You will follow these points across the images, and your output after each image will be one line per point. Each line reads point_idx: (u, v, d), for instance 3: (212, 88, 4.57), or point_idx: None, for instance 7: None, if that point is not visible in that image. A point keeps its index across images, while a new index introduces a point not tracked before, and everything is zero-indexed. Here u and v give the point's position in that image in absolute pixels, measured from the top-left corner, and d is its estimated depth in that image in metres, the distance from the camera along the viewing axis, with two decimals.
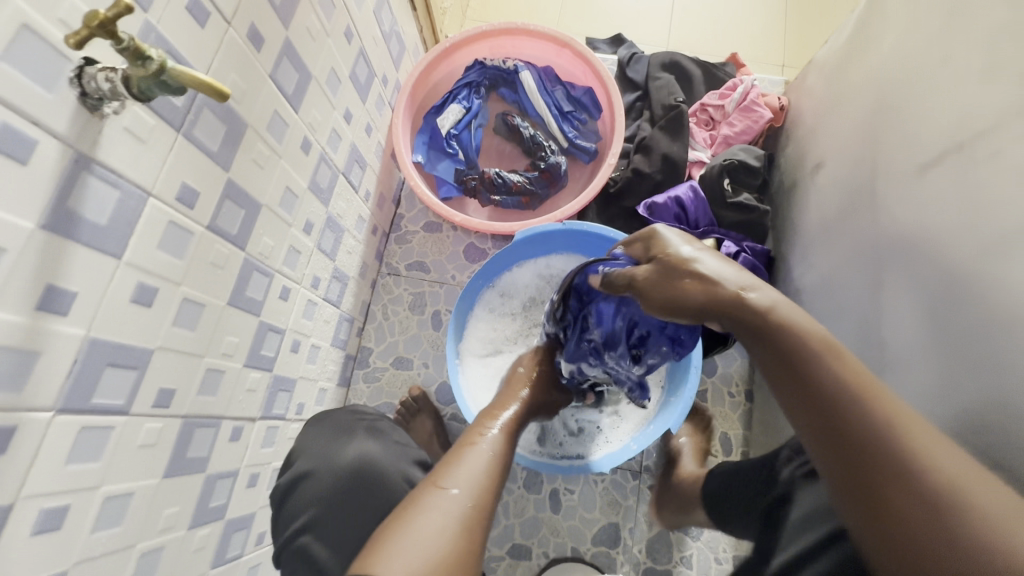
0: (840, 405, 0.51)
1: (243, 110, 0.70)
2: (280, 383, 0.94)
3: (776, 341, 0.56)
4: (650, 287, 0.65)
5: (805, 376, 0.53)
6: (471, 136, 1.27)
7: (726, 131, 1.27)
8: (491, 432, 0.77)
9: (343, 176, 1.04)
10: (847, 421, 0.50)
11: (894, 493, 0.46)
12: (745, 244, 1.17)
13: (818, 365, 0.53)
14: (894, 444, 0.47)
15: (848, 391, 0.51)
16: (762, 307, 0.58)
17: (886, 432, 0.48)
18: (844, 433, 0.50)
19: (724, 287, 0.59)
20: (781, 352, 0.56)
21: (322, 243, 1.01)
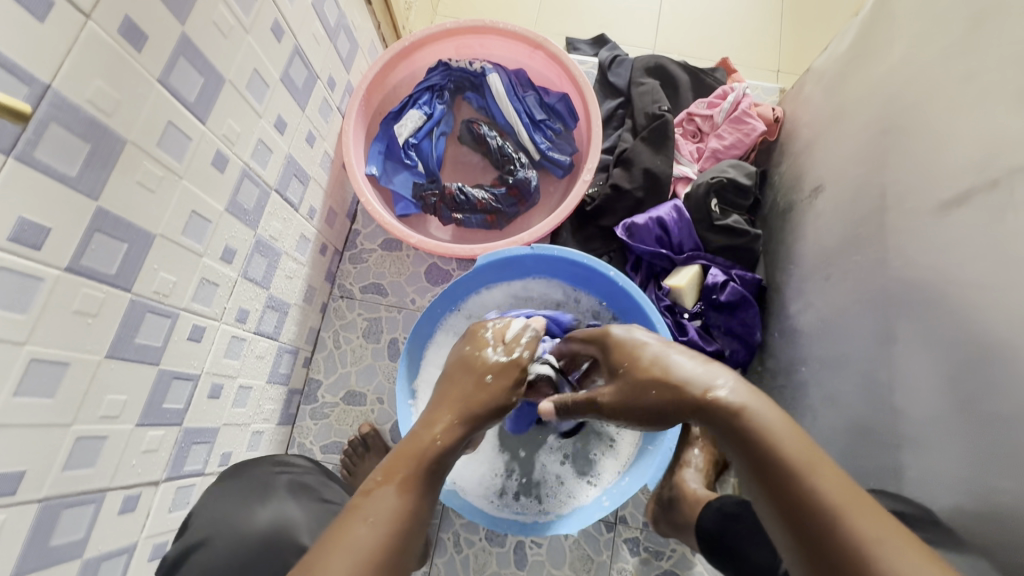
0: (811, 522, 0.47)
1: (116, 124, 0.57)
2: (195, 436, 0.81)
3: (745, 445, 0.53)
4: (613, 394, 0.69)
5: (776, 484, 0.50)
6: (432, 145, 1.15)
7: (715, 144, 1.15)
8: (404, 471, 0.58)
9: (277, 193, 0.91)
10: (819, 540, 0.46)
11: None
12: (733, 272, 1.06)
13: (792, 474, 0.49)
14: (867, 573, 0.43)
15: (821, 508, 0.47)
16: (730, 407, 0.55)
17: (858, 561, 0.44)
18: (815, 551, 0.46)
19: (693, 387, 0.58)
20: (752, 458, 0.52)
21: (249, 271, 0.87)
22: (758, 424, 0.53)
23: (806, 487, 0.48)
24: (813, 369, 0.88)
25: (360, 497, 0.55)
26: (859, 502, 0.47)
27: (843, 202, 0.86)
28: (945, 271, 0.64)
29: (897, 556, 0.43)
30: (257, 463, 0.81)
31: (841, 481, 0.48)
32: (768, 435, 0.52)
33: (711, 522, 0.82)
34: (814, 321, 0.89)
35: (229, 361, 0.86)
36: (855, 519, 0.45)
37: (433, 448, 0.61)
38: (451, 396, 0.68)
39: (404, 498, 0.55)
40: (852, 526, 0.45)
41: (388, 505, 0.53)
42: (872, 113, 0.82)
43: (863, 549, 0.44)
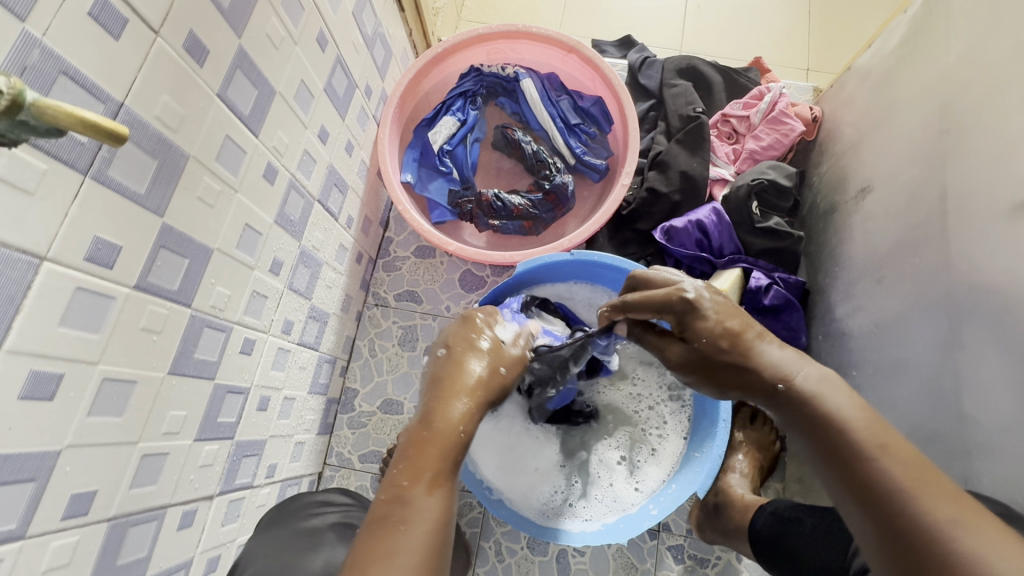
0: (880, 502, 0.46)
1: (180, 140, 0.56)
2: (245, 449, 0.81)
3: (819, 431, 0.52)
4: (682, 368, 0.65)
5: (843, 469, 0.49)
6: (466, 151, 1.14)
7: (752, 146, 1.13)
8: (430, 472, 0.55)
9: (319, 203, 0.90)
10: (888, 518, 0.45)
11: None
12: (776, 275, 1.04)
13: (858, 455, 0.49)
14: (938, 551, 0.42)
15: (891, 486, 0.46)
16: (807, 392, 0.55)
17: (931, 540, 0.43)
18: (884, 531, 0.45)
19: (768, 373, 0.58)
20: (823, 440, 0.52)
21: (294, 282, 0.87)
22: (827, 408, 0.53)
23: (875, 467, 0.48)
24: (867, 374, 0.86)
25: (390, 505, 0.53)
26: (927, 481, 0.46)
27: (896, 203, 0.84)
28: (1020, 275, 0.63)
29: (973, 536, 0.42)
30: (298, 506, 0.79)
31: (911, 460, 0.47)
32: (837, 418, 0.52)
33: (766, 526, 0.80)
34: (865, 324, 0.88)
35: (275, 374, 0.86)
36: (923, 498, 0.45)
37: (458, 439, 0.59)
38: (460, 385, 0.63)
39: (443, 502, 0.54)
40: (926, 505, 0.44)
41: (425, 509, 0.52)
42: (929, 113, 0.81)
43: (934, 525, 0.43)
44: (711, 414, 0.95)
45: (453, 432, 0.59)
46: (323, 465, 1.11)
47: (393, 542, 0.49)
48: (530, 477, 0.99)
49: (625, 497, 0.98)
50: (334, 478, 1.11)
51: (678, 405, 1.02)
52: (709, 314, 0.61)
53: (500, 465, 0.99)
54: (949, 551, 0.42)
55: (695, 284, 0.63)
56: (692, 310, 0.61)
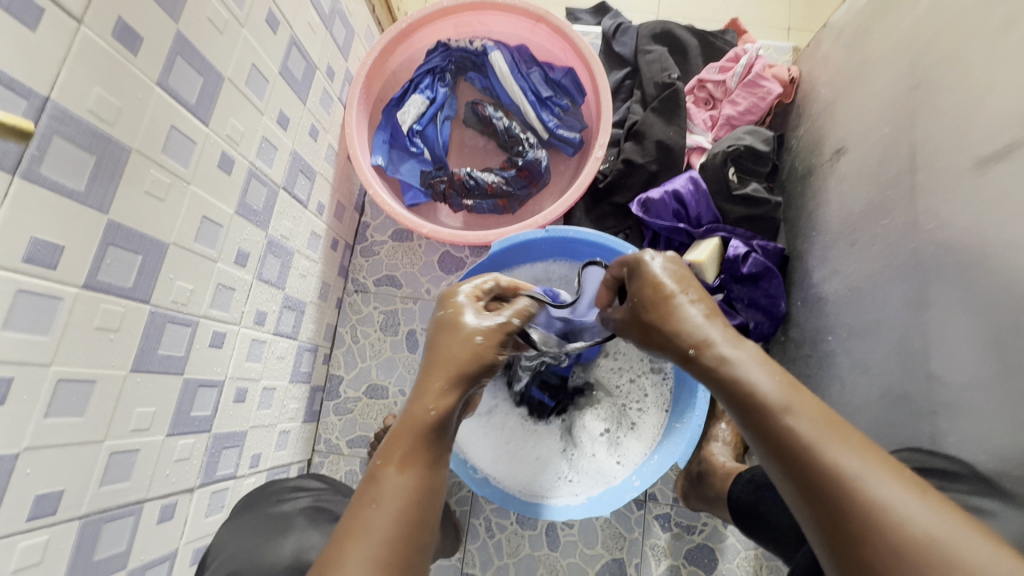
0: (793, 465, 0.44)
1: (118, 134, 0.55)
2: (224, 441, 0.81)
3: (736, 397, 0.49)
4: (623, 325, 0.63)
5: (758, 433, 0.47)
6: (437, 131, 1.12)
7: (729, 111, 1.10)
8: (400, 454, 0.53)
9: (285, 191, 0.89)
10: (805, 482, 0.43)
11: (858, 535, 0.40)
12: (754, 242, 1.02)
13: (769, 419, 0.46)
14: (846, 512, 0.41)
15: (803, 448, 0.44)
16: (718, 361, 0.51)
17: (842, 498, 0.41)
18: (801, 492, 0.43)
19: (685, 337, 0.53)
20: (740, 406, 0.48)
21: (263, 272, 0.86)
22: (739, 374, 0.49)
23: (787, 430, 0.45)
24: (844, 340, 0.86)
25: (364, 485, 0.52)
26: (837, 437, 0.43)
27: (869, 164, 0.82)
28: (986, 232, 0.61)
29: (882, 489, 0.40)
30: (272, 490, 0.82)
31: (823, 418, 0.45)
32: (746, 382, 0.48)
33: (744, 494, 0.80)
34: (842, 288, 0.87)
35: (252, 365, 0.86)
36: (832, 460, 0.42)
37: (434, 419, 0.55)
38: (435, 363, 0.59)
39: (413, 483, 0.51)
40: (839, 463, 0.42)
41: (396, 489, 0.50)
42: (901, 69, 0.78)
43: (847, 484, 0.41)
44: (690, 385, 0.96)
45: (426, 410, 0.55)
46: (312, 452, 1.13)
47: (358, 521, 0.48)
48: (531, 468, 0.99)
49: (612, 468, 0.98)
50: (323, 464, 1.12)
51: (658, 379, 1.02)
52: (643, 277, 0.59)
53: (489, 451, 1.01)
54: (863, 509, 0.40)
55: (656, 252, 0.61)
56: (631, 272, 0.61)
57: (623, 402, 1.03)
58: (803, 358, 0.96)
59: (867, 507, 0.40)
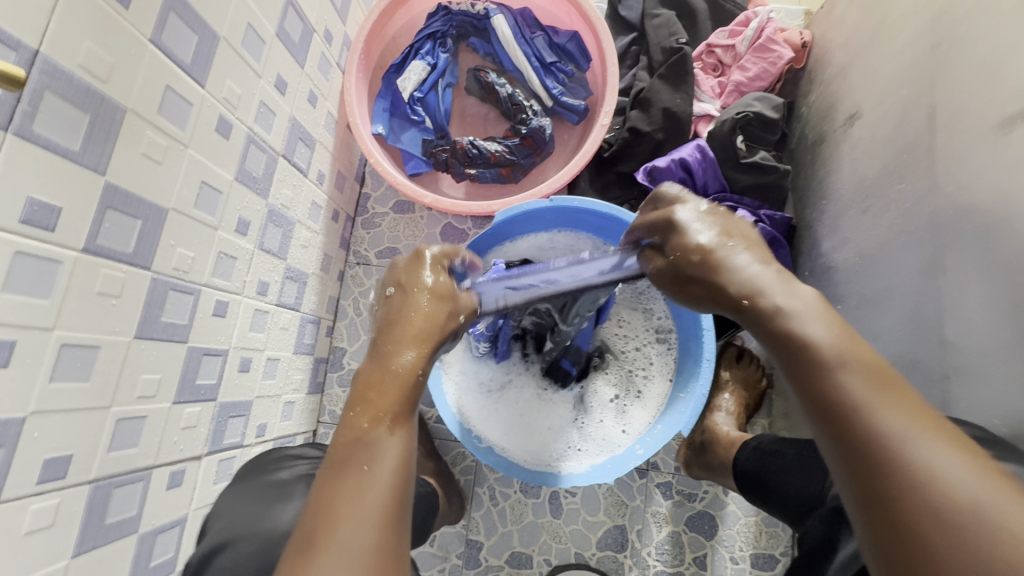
0: (832, 414, 0.45)
1: (112, 92, 0.53)
2: (230, 410, 0.81)
3: (787, 348, 0.50)
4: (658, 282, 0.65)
5: (805, 381, 0.47)
6: (439, 98, 1.09)
7: (739, 77, 1.07)
8: (387, 416, 0.52)
9: (285, 158, 0.87)
10: (847, 431, 0.43)
11: (892, 484, 0.40)
12: (761, 212, 1.01)
13: (818, 370, 0.47)
14: (882, 460, 0.41)
15: (850, 399, 0.44)
16: (770, 313, 0.53)
17: (879, 448, 0.41)
18: (835, 439, 0.44)
19: (736, 287, 0.56)
20: (790, 356, 0.50)
21: (265, 242, 0.85)
22: (793, 327, 0.50)
23: (834, 382, 0.45)
24: (853, 309, 0.85)
25: (347, 446, 0.50)
26: (888, 393, 0.43)
27: (885, 129, 0.81)
28: (1009, 194, 0.60)
29: (929, 448, 0.40)
30: (272, 460, 0.82)
31: (874, 373, 0.45)
32: (799, 335, 0.50)
33: (750, 461, 0.81)
34: (853, 257, 0.86)
35: (256, 336, 0.86)
36: (878, 411, 0.43)
37: (415, 383, 0.56)
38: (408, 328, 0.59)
39: (404, 443, 0.51)
40: (884, 418, 0.42)
41: (391, 449, 0.50)
42: (921, 29, 0.76)
43: (886, 435, 0.41)
44: (695, 354, 0.96)
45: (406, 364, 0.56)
46: (317, 423, 1.13)
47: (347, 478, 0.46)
48: (541, 437, 1.00)
49: (619, 436, 0.99)
50: (328, 435, 1.13)
51: (663, 348, 1.03)
52: (683, 235, 0.61)
53: (502, 424, 1.01)
54: (897, 459, 0.40)
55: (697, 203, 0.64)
56: (665, 229, 0.64)
57: (632, 370, 1.04)
58: None
59: (905, 459, 0.40)
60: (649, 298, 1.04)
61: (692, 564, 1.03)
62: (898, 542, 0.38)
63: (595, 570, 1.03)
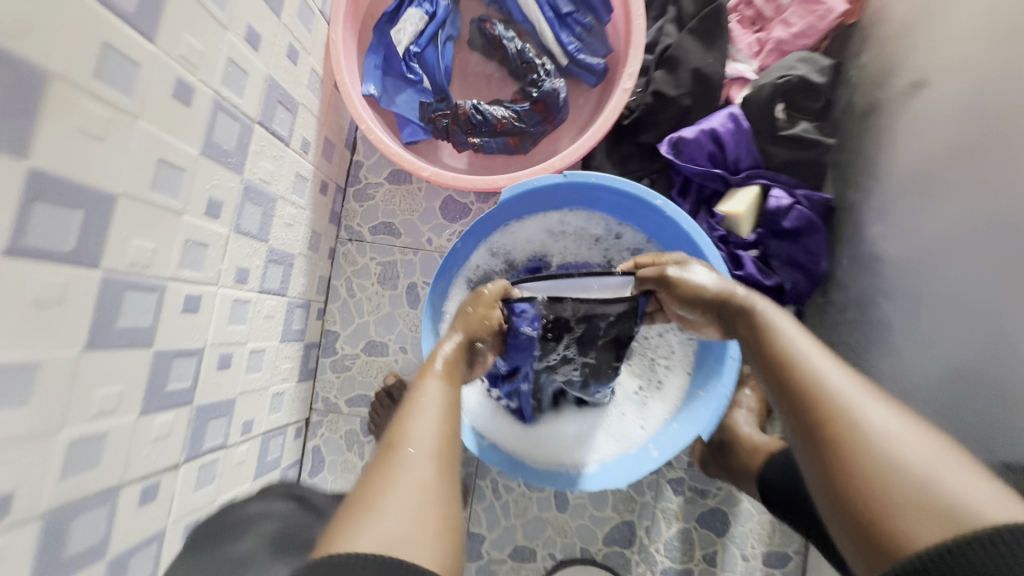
0: (779, 373, 0.53)
1: (29, 52, 0.42)
2: (210, 411, 0.74)
3: (748, 325, 0.62)
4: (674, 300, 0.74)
5: (757, 347, 0.59)
6: (437, 53, 0.95)
7: (780, 33, 0.94)
8: (434, 377, 0.67)
9: (262, 126, 0.76)
10: (786, 380, 0.52)
11: (818, 407, 0.48)
12: (799, 192, 0.90)
13: (763, 338, 0.58)
14: (810, 395, 0.49)
15: (791, 357, 0.53)
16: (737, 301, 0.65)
17: (810, 386, 0.50)
18: (774, 385, 0.54)
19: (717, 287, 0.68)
20: (750, 331, 0.61)
21: (241, 223, 0.75)
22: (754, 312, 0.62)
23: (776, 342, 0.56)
24: (901, 308, 0.76)
25: (411, 393, 0.65)
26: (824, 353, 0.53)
27: (956, 101, 0.69)
28: None
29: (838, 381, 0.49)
30: (230, 523, 0.68)
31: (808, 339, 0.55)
32: (757, 312, 0.62)
33: (775, 476, 0.75)
34: (908, 247, 0.75)
35: (235, 329, 0.77)
36: (808, 363, 0.52)
37: (455, 361, 0.71)
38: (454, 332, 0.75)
39: (452, 394, 0.66)
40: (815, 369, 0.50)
41: (435, 394, 0.64)
42: None
43: (810, 381, 0.50)
44: (718, 349, 0.89)
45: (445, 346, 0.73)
46: (309, 411, 1.07)
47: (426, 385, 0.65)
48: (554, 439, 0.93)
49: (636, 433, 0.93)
50: (321, 423, 1.07)
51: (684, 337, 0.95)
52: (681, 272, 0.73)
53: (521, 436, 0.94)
54: (815, 399, 0.48)
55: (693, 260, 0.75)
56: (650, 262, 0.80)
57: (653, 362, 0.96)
58: (846, 323, 0.87)
59: (824, 398, 0.48)
60: None
61: (701, 562, 0.99)
62: (827, 459, 0.46)
63: (601, 565, 1.00)
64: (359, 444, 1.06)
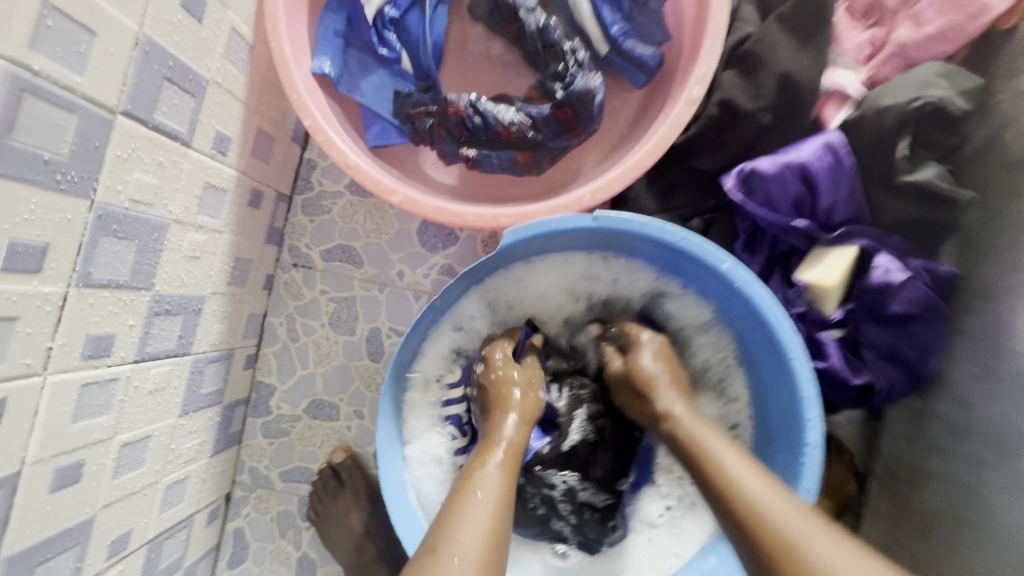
0: (693, 470, 0.52)
1: None
2: (34, 555, 0.49)
3: (683, 453, 0.54)
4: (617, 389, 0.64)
5: (705, 481, 0.50)
6: (425, 21, 0.67)
7: (905, 34, 0.68)
8: (491, 466, 0.54)
9: (129, 119, 0.48)
10: (735, 518, 0.46)
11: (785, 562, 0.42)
12: (911, 263, 0.66)
13: (706, 470, 0.50)
14: (781, 546, 0.43)
15: (745, 503, 0.46)
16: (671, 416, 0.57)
17: (768, 536, 0.44)
18: (738, 539, 0.46)
19: (659, 392, 0.59)
20: (688, 458, 0.53)
21: (92, 271, 0.48)
22: (688, 433, 0.55)
23: (711, 456, 0.51)
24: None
25: (461, 481, 0.53)
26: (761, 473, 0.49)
27: None
28: None
29: (777, 501, 0.46)
30: None
31: (738, 451, 0.51)
32: (694, 440, 0.54)
33: None
34: None
35: (88, 425, 0.51)
36: (749, 482, 0.47)
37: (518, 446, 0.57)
38: (506, 413, 0.60)
39: (511, 479, 0.53)
40: (744, 483, 0.48)
41: (495, 484, 0.52)
42: None
43: (732, 489, 0.47)
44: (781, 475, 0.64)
45: (502, 441, 0.57)
46: (232, 484, 0.82)
47: (486, 464, 0.54)
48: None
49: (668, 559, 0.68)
50: (247, 501, 0.82)
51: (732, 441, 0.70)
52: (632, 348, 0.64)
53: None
54: (746, 520, 0.45)
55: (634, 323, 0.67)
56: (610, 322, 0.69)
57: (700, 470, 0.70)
58: (958, 454, 0.61)
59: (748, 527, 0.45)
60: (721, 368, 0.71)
61: None
62: None
63: None
64: (295, 531, 0.82)
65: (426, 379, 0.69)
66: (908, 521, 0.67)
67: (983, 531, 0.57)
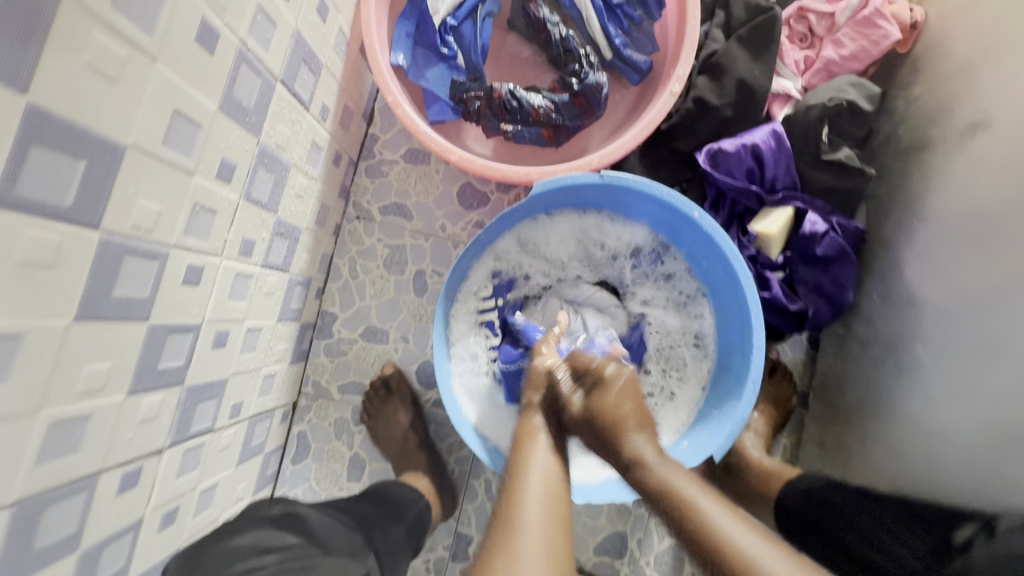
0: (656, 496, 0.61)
1: None
2: (199, 393, 0.68)
3: (646, 482, 0.62)
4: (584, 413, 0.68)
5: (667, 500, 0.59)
6: (476, 28, 0.89)
7: (830, 53, 0.92)
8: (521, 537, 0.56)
9: (283, 85, 0.68)
10: (693, 527, 0.55)
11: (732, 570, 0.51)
12: (833, 219, 0.89)
13: (670, 496, 0.59)
14: (730, 556, 0.52)
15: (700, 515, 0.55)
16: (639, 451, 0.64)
17: (718, 549, 0.53)
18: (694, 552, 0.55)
19: (627, 414, 0.66)
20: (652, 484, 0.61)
21: (253, 190, 0.68)
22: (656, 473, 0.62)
23: (662, 477, 0.61)
24: (935, 354, 0.73)
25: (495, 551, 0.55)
26: (717, 501, 0.57)
27: (1003, 150, 0.68)
28: None
29: (723, 517, 0.55)
30: None
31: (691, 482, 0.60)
32: (657, 473, 0.62)
33: (800, 506, 0.76)
34: (950, 293, 0.72)
35: (235, 304, 0.71)
36: (706, 503, 0.56)
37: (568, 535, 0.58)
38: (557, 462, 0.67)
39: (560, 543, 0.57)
40: (698, 505, 0.56)
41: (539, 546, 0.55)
42: None
43: (694, 511, 0.56)
44: (736, 373, 0.85)
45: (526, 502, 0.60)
46: (298, 394, 1.01)
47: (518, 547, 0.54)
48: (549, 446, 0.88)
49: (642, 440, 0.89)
50: (310, 408, 1.01)
51: (699, 356, 0.91)
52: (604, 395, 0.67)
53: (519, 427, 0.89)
54: (708, 542, 0.53)
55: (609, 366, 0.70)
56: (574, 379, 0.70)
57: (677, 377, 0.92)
58: (869, 359, 0.84)
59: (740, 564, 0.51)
60: (692, 300, 0.92)
61: None
62: None
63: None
64: (349, 434, 1.01)
65: (469, 294, 0.90)
66: (835, 416, 0.89)
67: (890, 408, 0.78)
